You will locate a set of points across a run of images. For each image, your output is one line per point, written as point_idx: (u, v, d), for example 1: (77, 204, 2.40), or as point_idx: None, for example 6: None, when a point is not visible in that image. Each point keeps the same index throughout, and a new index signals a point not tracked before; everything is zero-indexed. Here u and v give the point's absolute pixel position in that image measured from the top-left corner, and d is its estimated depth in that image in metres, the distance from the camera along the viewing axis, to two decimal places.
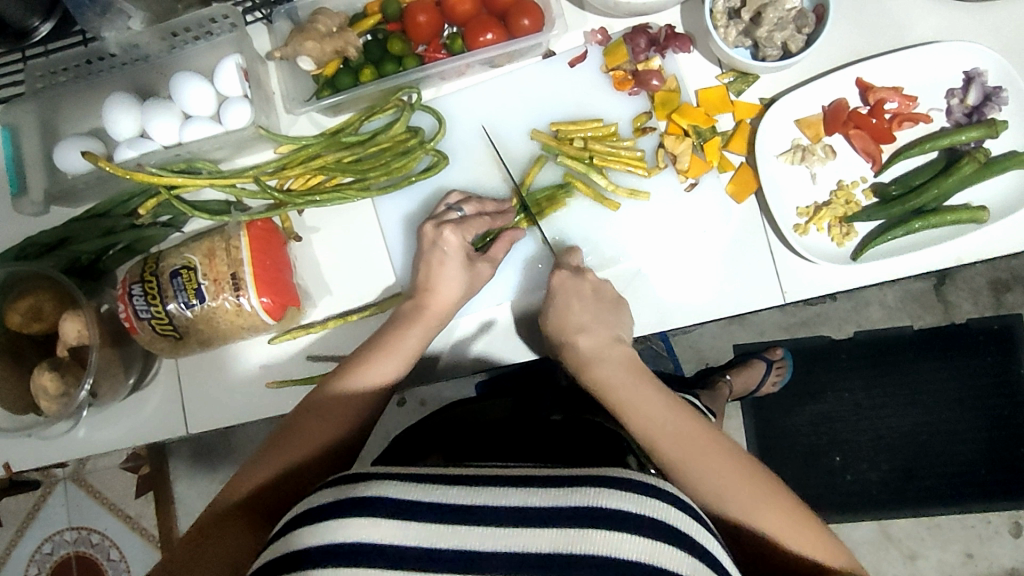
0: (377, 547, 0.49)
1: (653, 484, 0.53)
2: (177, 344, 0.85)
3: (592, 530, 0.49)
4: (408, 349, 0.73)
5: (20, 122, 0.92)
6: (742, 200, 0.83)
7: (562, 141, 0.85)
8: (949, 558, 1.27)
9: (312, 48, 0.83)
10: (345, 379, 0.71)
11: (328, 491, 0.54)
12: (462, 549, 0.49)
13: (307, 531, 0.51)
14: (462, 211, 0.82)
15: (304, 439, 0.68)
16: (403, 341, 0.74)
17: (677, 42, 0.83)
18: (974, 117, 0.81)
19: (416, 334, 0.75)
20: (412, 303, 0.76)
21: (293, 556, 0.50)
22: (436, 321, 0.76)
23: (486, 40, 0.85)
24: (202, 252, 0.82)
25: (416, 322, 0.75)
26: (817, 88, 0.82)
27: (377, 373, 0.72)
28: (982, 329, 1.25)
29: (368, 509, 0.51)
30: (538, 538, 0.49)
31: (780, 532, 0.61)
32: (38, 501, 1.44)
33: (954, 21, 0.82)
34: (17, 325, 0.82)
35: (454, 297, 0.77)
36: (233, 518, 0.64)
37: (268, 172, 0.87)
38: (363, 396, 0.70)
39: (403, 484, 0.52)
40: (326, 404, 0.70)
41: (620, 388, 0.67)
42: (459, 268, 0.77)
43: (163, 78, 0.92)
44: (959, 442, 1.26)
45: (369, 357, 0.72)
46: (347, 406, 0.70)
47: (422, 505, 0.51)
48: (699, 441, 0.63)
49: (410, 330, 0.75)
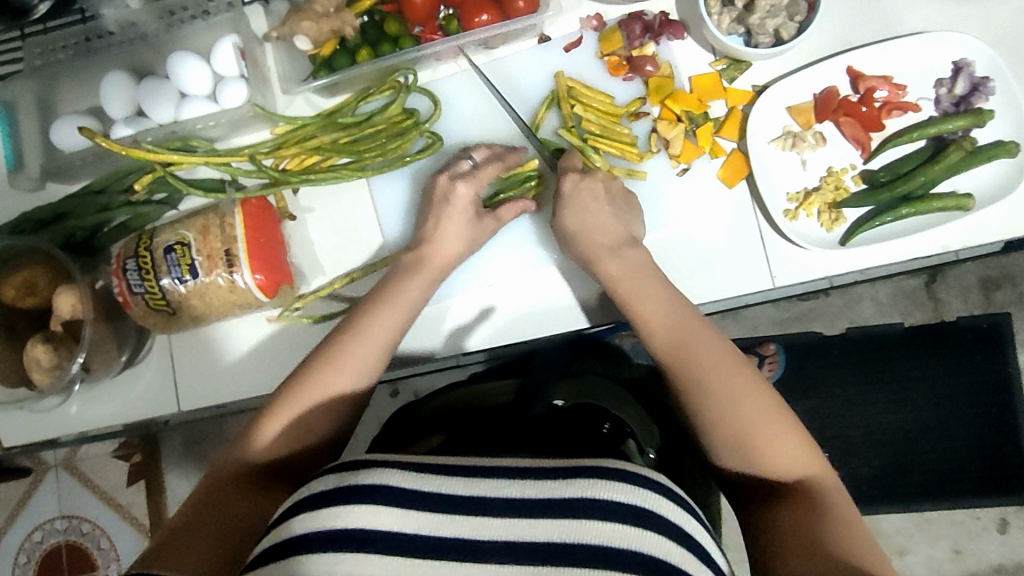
0: (376, 536, 0.49)
1: (647, 474, 0.52)
2: (170, 319, 0.85)
3: (587, 521, 0.49)
4: (409, 300, 0.75)
5: (17, 99, 0.92)
6: (733, 185, 0.84)
7: (573, 101, 0.86)
8: (936, 554, 1.28)
9: (308, 27, 0.85)
10: (347, 329, 0.72)
11: (329, 478, 0.53)
12: (461, 537, 0.48)
13: (304, 519, 0.50)
14: (473, 159, 0.84)
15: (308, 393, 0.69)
16: (403, 293, 0.75)
17: (671, 29, 0.85)
18: (961, 107, 0.82)
19: (418, 285, 0.76)
20: (417, 255, 0.78)
21: (284, 543, 0.50)
22: (437, 273, 0.78)
23: (481, 21, 0.86)
24: (196, 228, 0.83)
25: (416, 275, 0.77)
26: (808, 76, 0.83)
27: (381, 323, 0.72)
28: (971, 327, 1.27)
29: (365, 497, 0.50)
30: (535, 528, 0.49)
31: (757, 420, 0.64)
32: (30, 488, 1.44)
33: (945, 13, 0.83)
34: (11, 298, 0.82)
35: (457, 250, 0.79)
36: (235, 480, 0.66)
37: (264, 151, 0.87)
38: (367, 347, 0.71)
39: (403, 473, 0.51)
40: (330, 356, 0.70)
41: (629, 284, 0.73)
42: (463, 226, 0.79)
43: (159, 57, 0.91)
44: (948, 439, 1.27)
45: (372, 308, 0.73)
46: (356, 356, 0.70)
47: (420, 494, 0.50)
48: (695, 333, 0.69)
49: (410, 283, 0.76)
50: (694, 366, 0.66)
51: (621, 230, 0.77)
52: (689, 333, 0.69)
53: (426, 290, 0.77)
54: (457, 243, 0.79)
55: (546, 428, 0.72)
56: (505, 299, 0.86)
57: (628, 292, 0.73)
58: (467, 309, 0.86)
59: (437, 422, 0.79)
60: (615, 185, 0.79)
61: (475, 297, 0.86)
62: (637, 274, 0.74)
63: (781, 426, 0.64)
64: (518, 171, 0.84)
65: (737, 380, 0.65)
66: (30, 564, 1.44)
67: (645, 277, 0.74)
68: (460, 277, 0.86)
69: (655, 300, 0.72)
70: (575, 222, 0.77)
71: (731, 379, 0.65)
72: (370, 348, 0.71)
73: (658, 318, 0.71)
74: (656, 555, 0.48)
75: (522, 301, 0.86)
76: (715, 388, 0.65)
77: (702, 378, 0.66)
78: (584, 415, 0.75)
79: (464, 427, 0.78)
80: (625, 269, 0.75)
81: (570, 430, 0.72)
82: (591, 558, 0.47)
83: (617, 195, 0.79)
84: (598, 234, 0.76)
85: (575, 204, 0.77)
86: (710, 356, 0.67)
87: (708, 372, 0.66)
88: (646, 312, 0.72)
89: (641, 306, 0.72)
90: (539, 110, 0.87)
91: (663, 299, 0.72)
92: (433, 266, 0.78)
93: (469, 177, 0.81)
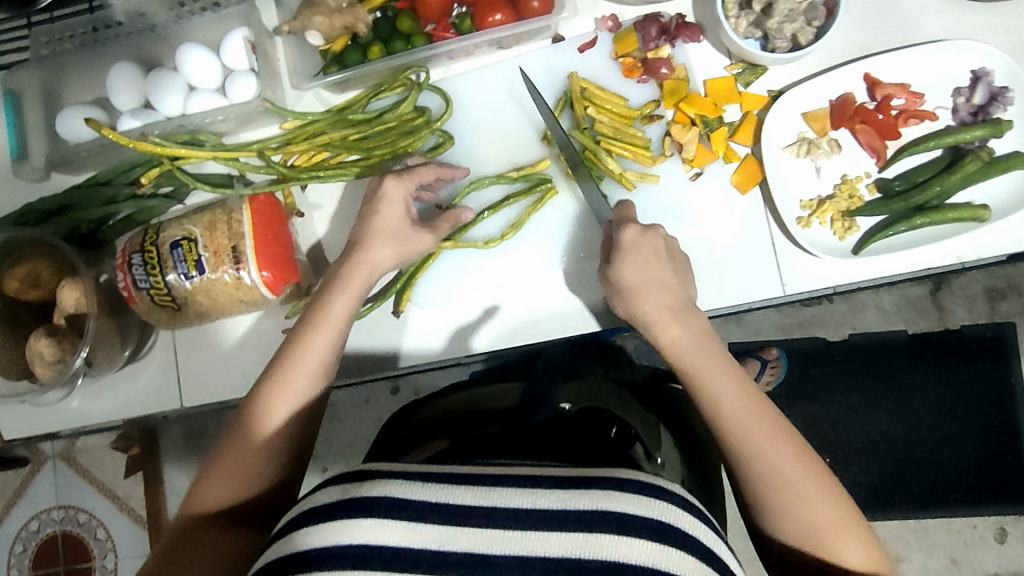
0: (384, 551, 0.48)
1: (660, 486, 0.51)
2: (175, 316, 0.84)
3: (603, 535, 0.48)
4: (336, 316, 0.71)
5: (23, 89, 0.91)
6: (746, 191, 0.83)
7: (586, 101, 0.85)
8: (934, 563, 1.28)
9: (321, 22, 0.82)
10: (283, 355, 0.69)
11: (333, 489, 0.52)
12: (473, 552, 0.48)
13: (310, 533, 0.50)
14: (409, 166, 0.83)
15: (245, 433, 0.67)
16: (328, 309, 0.71)
17: (686, 32, 0.83)
18: (979, 117, 0.81)
19: (345, 297, 0.72)
20: (345, 266, 0.74)
21: (291, 559, 0.49)
22: (362, 283, 0.73)
23: (495, 20, 0.85)
24: (203, 223, 0.82)
25: (344, 289, 0.72)
26: (826, 82, 0.82)
27: (310, 344, 0.69)
28: (976, 336, 1.26)
29: (373, 511, 0.49)
30: (549, 542, 0.48)
31: (819, 508, 0.61)
32: (27, 478, 1.44)
33: (962, 21, 0.82)
34: (14, 291, 0.81)
35: (388, 252, 0.75)
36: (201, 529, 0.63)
37: (272, 146, 0.86)
38: (303, 370, 0.68)
39: (411, 484, 0.50)
40: (267, 387, 0.68)
41: (685, 352, 0.68)
42: (395, 219, 0.76)
43: (169, 49, 0.90)
44: (949, 449, 1.26)
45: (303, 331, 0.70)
46: (289, 387, 0.68)
47: (431, 505, 0.49)
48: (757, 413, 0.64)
49: (337, 298, 0.72)
50: (757, 454, 0.62)
51: (681, 293, 0.71)
52: (752, 417, 0.64)
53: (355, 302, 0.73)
54: None
55: (552, 434, 0.71)
56: (513, 300, 0.85)
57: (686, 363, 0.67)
58: (475, 308, 0.85)
59: (436, 429, 0.78)
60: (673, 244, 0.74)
61: (482, 297, 0.85)
62: (694, 340, 0.68)
63: (841, 516, 0.61)
64: (524, 177, 0.85)
65: (800, 476, 0.61)
66: (26, 553, 1.43)
67: (710, 351, 0.68)
68: (459, 274, 0.86)
69: (720, 374, 0.66)
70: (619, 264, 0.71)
71: (795, 472, 0.61)
72: (301, 377, 0.68)
73: (720, 394, 0.65)
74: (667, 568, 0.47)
75: (531, 302, 0.85)
76: (777, 480, 0.61)
77: (766, 469, 0.62)
78: (589, 420, 0.74)
79: (465, 432, 0.76)
80: (689, 334, 0.69)
81: (576, 437, 0.71)
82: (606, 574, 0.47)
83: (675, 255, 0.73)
84: (644, 295, 0.70)
85: (634, 258, 0.70)
86: (775, 446, 0.62)
87: (771, 462, 0.62)
88: (710, 387, 0.66)
89: (705, 381, 0.66)
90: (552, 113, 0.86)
91: (725, 371, 0.66)
92: (354, 274, 0.73)
93: (402, 174, 0.78)
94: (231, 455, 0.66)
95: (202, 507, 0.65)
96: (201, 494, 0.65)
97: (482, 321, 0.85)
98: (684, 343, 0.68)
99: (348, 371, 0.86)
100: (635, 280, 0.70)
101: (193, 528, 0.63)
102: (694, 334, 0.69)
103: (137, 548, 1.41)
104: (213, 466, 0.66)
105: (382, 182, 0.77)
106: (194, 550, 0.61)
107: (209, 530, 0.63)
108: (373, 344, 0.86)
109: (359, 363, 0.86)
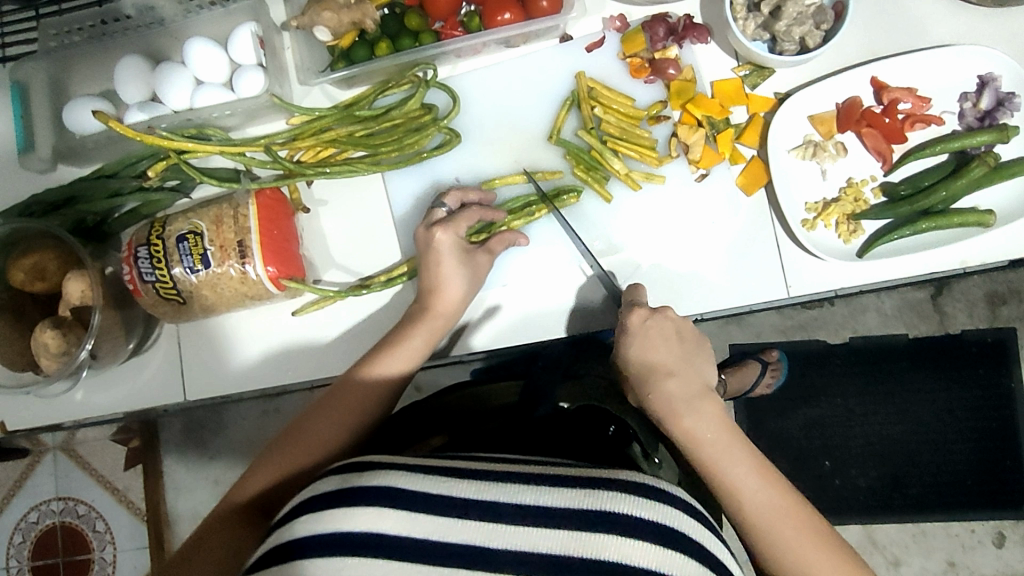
0: (385, 539, 0.48)
1: (662, 488, 0.51)
2: (180, 309, 0.84)
3: (603, 535, 0.48)
4: (413, 346, 0.74)
5: (30, 79, 0.90)
6: (752, 192, 0.83)
7: (595, 100, 0.85)
8: (931, 566, 1.28)
9: (329, 18, 0.82)
10: (354, 377, 0.72)
11: (334, 478, 0.53)
12: (474, 545, 0.48)
13: (311, 521, 0.50)
14: (447, 207, 0.82)
15: (290, 444, 0.67)
16: (407, 342, 0.74)
17: (694, 33, 0.83)
18: (985, 122, 0.81)
19: (423, 333, 0.75)
20: (422, 304, 0.77)
21: (287, 546, 0.49)
22: (442, 322, 0.76)
23: (504, 19, 0.85)
24: (209, 218, 0.82)
25: (422, 322, 0.76)
26: (832, 85, 0.82)
27: (384, 370, 0.72)
28: (977, 341, 1.26)
29: (374, 500, 0.49)
30: (547, 539, 0.48)
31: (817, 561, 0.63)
32: (27, 469, 1.44)
33: (971, 26, 0.83)
34: (20, 282, 0.81)
35: (458, 294, 0.77)
36: (225, 520, 0.64)
37: (279, 142, 0.86)
38: (371, 393, 0.71)
39: (411, 476, 0.51)
40: (332, 402, 0.70)
41: (706, 443, 0.67)
42: (457, 264, 0.77)
43: (177, 43, 0.91)
44: (948, 452, 1.26)
45: (378, 355, 0.73)
46: (351, 404, 0.70)
47: (433, 498, 0.49)
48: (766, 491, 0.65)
49: (416, 330, 0.75)
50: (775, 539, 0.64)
51: (696, 379, 0.69)
52: (757, 489, 0.65)
53: (430, 342, 0.76)
54: (466, 254, 0.78)
55: (551, 432, 0.71)
56: (516, 299, 0.85)
57: (702, 446, 0.67)
58: (476, 306, 0.85)
59: (437, 422, 0.78)
60: (688, 326, 0.71)
61: (484, 295, 0.85)
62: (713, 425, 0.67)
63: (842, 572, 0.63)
64: (553, 189, 0.85)
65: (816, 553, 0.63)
66: (25, 544, 1.44)
67: (727, 439, 0.67)
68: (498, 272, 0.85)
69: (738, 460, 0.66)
70: (642, 348, 0.69)
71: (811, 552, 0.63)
72: (366, 396, 0.71)
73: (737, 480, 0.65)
74: (665, 567, 0.48)
75: (537, 301, 0.85)
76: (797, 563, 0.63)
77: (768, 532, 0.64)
78: (588, 419, 0.74)
79: (464, 428, 0.76)
80: (702, 424, 0.67)
81: (574, 435, 0.71)
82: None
83: (690, 337, 0.70)
84: (659, 383, 0.68)
85: (643, 342, 0.69)
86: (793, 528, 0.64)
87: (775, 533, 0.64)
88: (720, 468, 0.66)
89: (721, 470, 0.66)
90: (559, 113, 0.86)
91: (742, 452, 0.66)
92: (437, 313, 0.76)
93: (447, 222, 0.78)
94: (273, 461, 0.67)
95: (235, 503, 0.65)
96: (241, 489, 0.66)
97: (484, 320, 0.85)
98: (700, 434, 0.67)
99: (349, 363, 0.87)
100: (641, 366, 0.69)
101: (220, 518, 0.65)
102: (711, 424, 0.67)
103: (137, 540, 1.41)
104: (258, 462, 0.67)
105: (433, 234, 0.78)
106: (218, 544, 0.63)
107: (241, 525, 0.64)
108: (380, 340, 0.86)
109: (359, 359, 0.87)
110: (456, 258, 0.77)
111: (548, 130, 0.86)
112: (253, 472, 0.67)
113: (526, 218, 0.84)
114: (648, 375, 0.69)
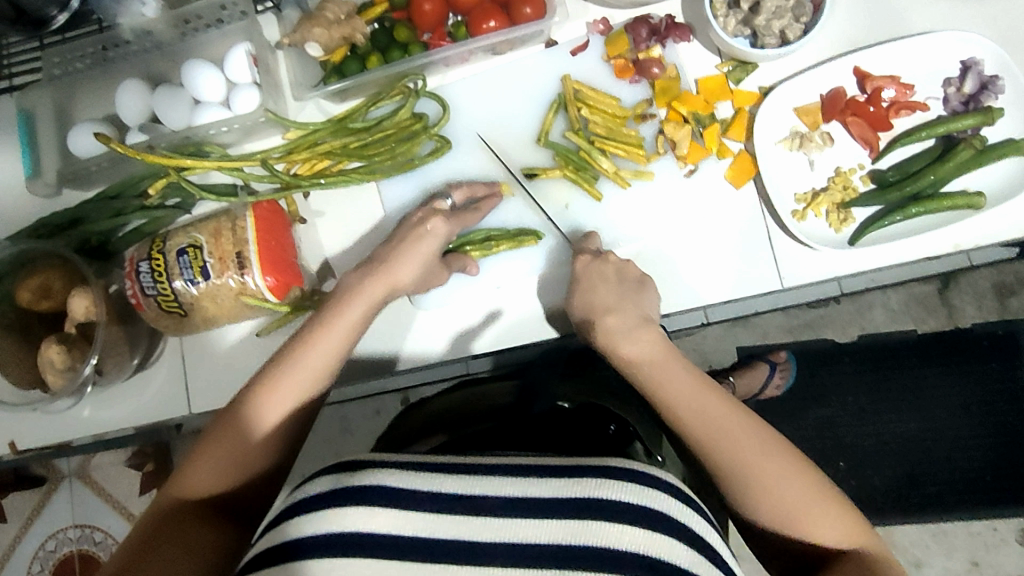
0: (376, 539, 0.48)
1: (644, 471, 0.52)
2: (182, 322, 0.86)
3: (594, 522, 0.48)
4: (349, 323, 0.68)
5: (36, 106, 0.93)
6: (741, 185, 0.84)
7: (580, 99, 0.87)
8: (954, 566, 1.26)
9: (320, 34, 0.85)
10: (285, 360, 0.65)
11: (324, 480, 0.53)
12: (462, 539, 0.48)
13: (300, 523, 0.50)
14: (451, 199, 0.84)
15: (234, 436, 0.63)
16: (343, 318, 0.68)
17: (677, 32, 0.85)
18: (970, 106, 0.82)
19: (358, 308, 0.69)
20: (362, 279, 0.71)
21: (287, 547, 0.49)
22: (380, 298, 0.71)
23: (489, 27, 0.87)
24: (208, 231, 0.84)
25: (359, 296, 0.70)
26: (816, 77, 0.84)
27: (320, 354, 0.66)
28: (987, 334, 1.25)
29: (364, 499, 0.50)
30: (538, 530, 0.49)
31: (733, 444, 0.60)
32: (43, 498, 1.45)
33: (953, 13, 0.83)
34: (27, 302, 0.83)
35: (408, 279, 0.74)
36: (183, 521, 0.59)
37: (275, 156, 0.88)
38: (306, 378, 0.65)
39: (399, 474, 0.51)
40: (271, 381, 0.65)
41: (658, 379, 0.65)
42: (425, 251, 0.75)
43: (174, 65, 0.94)
44: (965, 448, 1.25)
45: (308, 337, 0.67)
46: (291, 386, 0.65)
47: (422, 495, 0.50)
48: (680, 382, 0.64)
49: (351, 305, 0.69)
50: (782, 527, 0.59)
51: (633, 311, 0.70)
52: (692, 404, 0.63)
53: (368, 316, 0.70)
54: (430, 259, 0.76)
55: (546, 436, 0.71)
56: (511, 303, 0.85)
57: (657, 381, 0.65)
58: (475, 312, 0.85)
59: (437, 423, 0.78)
60: (630, 268, 0.74)
61: (482, 299, 0.85)
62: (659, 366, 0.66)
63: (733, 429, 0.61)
64: (516, 228, 0.86)
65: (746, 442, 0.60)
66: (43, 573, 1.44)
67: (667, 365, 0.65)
68: (482, 279, 0.86)
69: (747, 450, 0.59)
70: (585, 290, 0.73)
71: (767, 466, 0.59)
72: (304, 378, 0.65)
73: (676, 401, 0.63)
74: (652, 552, 0.48)
75: (526, 309, 0.85)
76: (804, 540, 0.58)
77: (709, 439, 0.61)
78: (585, 419, 0.76)
79: (462, 428, 0.76)
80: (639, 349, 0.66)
81: (571, 436, 0.72)
82: (594, 561, 0.47)
83: (637, 280, 0.73)
84: (626, 344, 0.67)
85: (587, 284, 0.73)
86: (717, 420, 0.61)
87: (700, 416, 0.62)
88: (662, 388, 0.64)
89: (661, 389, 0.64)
90: (546, 116, 0.88)
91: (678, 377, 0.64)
92: (376, 287, 0.71)
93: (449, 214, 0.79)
94: (215, 454, 0.62)
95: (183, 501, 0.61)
96: (187, 485, 0.62)
97: (483, 325, 0.85)
98: (683, 408, 0.63)
99: (348, 375, 0.87)
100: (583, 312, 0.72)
101: (174, 516, 0.60)
102: (713, 409, 0.62)
103: None
104: (197, 453, 0.63)
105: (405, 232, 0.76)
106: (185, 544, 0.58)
107: (189, 522, 0.60)
108: (377, 345, 0.87)
109: (354, 368, 0.87)
110: (437, 250, 0.77)
111: (536, 132, 0.88)
112: (195, 472, 0.62)
113: (484, 251, 0.85)
114: (621, 334, 0.68)
